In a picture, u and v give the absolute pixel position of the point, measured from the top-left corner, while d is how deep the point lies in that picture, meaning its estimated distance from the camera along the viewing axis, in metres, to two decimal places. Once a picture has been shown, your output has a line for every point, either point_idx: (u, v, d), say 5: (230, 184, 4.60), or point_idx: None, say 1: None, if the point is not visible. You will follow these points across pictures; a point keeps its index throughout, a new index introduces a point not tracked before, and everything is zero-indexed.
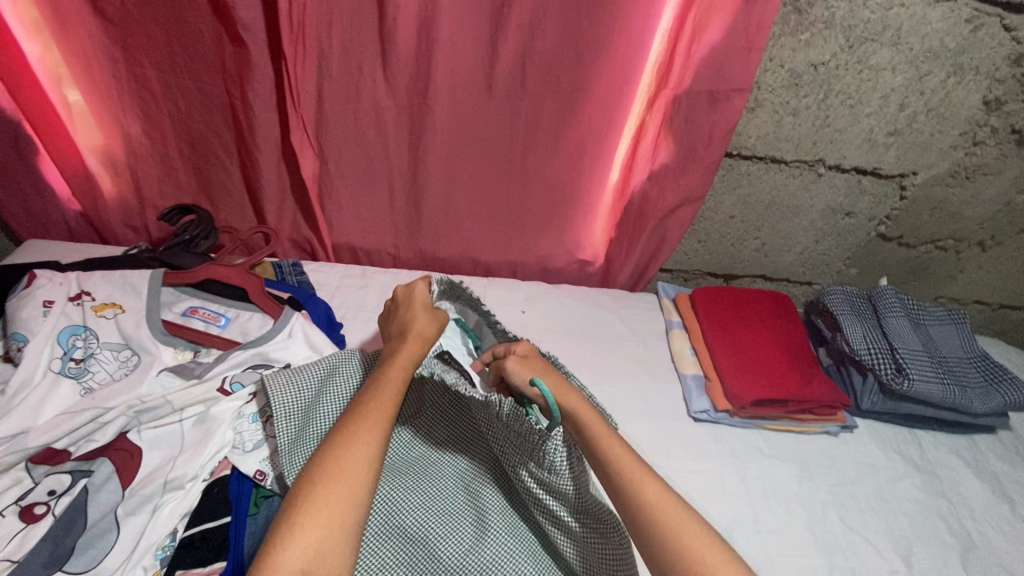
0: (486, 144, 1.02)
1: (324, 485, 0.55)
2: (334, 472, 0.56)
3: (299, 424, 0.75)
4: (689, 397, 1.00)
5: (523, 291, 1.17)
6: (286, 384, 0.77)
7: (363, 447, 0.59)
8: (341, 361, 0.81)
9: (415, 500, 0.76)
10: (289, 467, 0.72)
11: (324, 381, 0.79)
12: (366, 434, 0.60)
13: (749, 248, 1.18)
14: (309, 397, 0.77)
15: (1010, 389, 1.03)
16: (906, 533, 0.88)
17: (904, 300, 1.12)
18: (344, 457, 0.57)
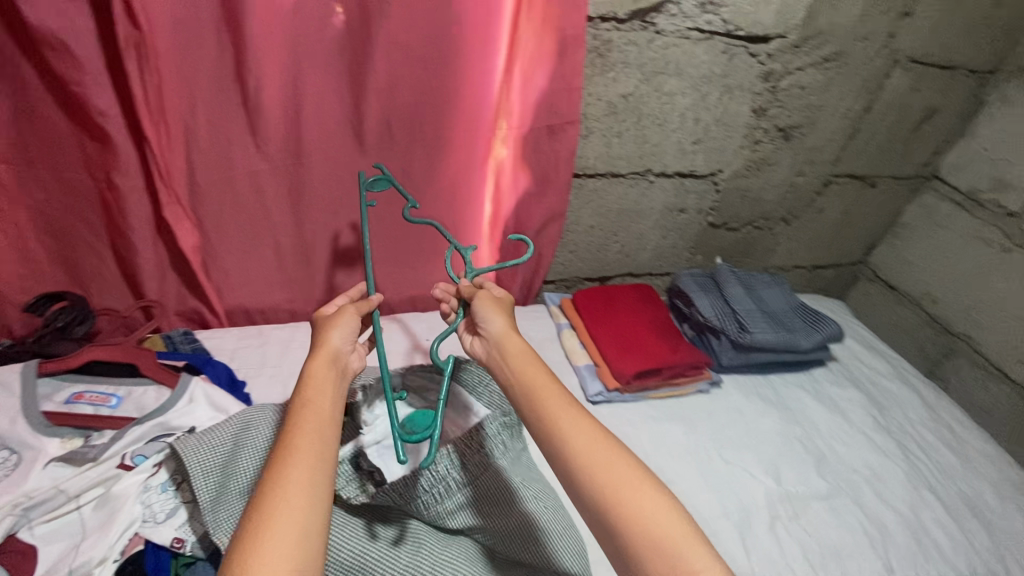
0: (364, 193, 1.11)
1: (270, 524, 0.51)
2: (276, 513, 0.52)
3: (217, 481, 0.75)
4: (584, 383, 1.13)
5: (425, 321, 1.25)
6: (198, 444, 0.76)
7: (307, 476, 0.56)
8: (252, 416, 0.82)
9: (347, 532, 0.76)
10: (216, 523, 0.73)
11: (240, 434, 0.79)
12: (306, 459, 0.58)
13: (612, 251, 1.37)
14: (225, 450, 0.77)
15: (823, 327, 1.30)
16: (773, 457, 1.06)
17: (737, 273, 1.36)
18: (289, 489, 0.54)
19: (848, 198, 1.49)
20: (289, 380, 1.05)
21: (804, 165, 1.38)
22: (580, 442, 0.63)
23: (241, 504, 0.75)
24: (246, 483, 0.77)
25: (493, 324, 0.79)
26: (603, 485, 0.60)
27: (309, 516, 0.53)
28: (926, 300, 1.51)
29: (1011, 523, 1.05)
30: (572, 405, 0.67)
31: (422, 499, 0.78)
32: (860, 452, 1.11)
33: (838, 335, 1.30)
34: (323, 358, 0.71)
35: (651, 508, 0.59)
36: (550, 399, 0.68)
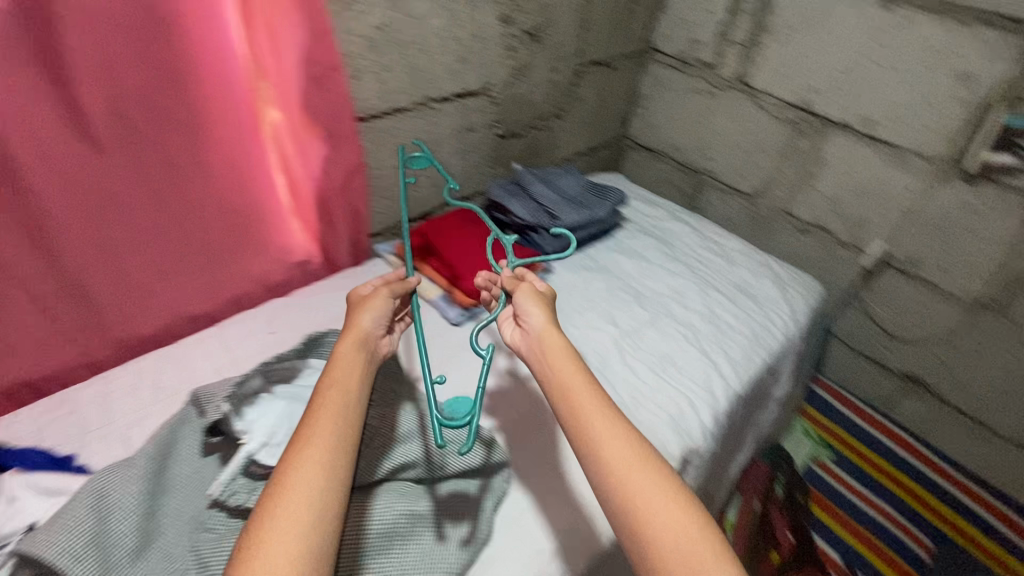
0: (128, 200, 0.95)
1: (278, 518, 0.55)
2: (291, 490, 0.57)
3: (96, 560, 0.68)
4: (444, 312, 1.20)
5: (262, 314, 1.16)
6: (52, 537, 0.67)
7: (316, 468, 0.59)
8: (106, 481, 0.74)
9: None
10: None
11: (98, 504, 0.72)
12: (314, 454, 0.60)
13: (423, 186, 1.41)
14: (91, 527, 0.69)
15: (610, 196, 1.55)
16: (608, 309, 1.29)
17: (535, 172, 1.51)
18: (297, 484, 0.58)
19: (598, 83, 1.72)
20: (132, 434, 0.92)
21: (557, 62, 1.54)
22: (617, 450, 0.66)
23: (140, 563, 0.71)
24: (134, 543, 0.71)
25: (534, 319, 0.79)
26: (631, 491, 0.63)
27: (324, 487, 0.58)
28: (675, 151, 1.87)
29: (763, 290, 1.44)
30: (609, 411, 0.69)
31: None
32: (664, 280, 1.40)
33: (621, 199, 1.58)
34: (354, 341, 0.75)
35: (677, 518, 0.61)
36: (586, 401, 0.70)
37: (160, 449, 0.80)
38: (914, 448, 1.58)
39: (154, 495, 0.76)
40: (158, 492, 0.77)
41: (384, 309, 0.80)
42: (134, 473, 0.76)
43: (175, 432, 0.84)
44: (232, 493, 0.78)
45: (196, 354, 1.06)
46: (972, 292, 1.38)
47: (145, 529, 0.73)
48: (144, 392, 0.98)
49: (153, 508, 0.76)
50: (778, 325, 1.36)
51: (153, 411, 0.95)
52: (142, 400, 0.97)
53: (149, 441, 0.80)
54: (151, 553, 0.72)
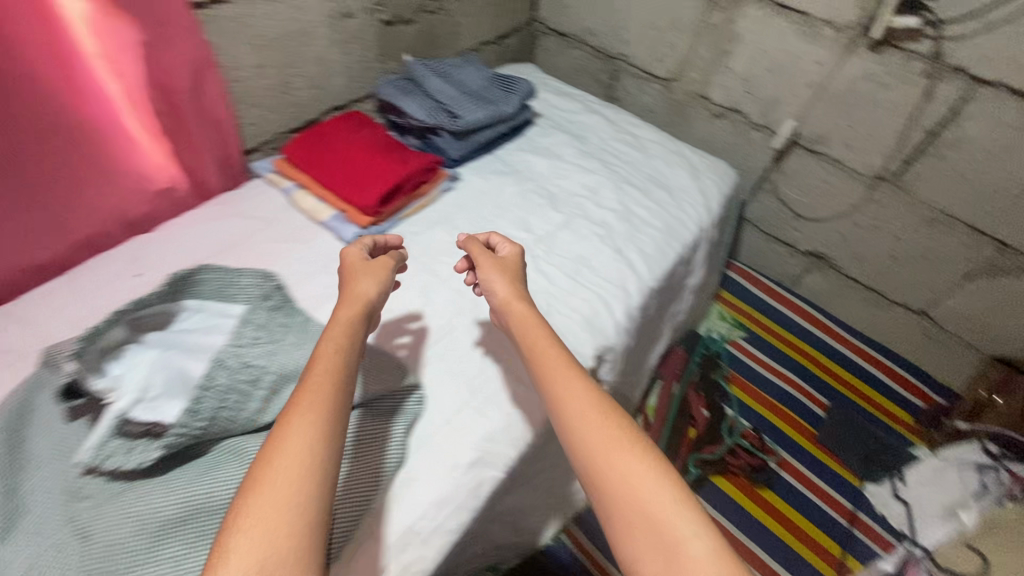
0: None
1: (268, 491, 0.59)
2: (281, 454, 0.62)
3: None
4: (339, 233, 1.09)
5: (124, 256, 1.01)
6: None
7: (319, 384, 0.69)
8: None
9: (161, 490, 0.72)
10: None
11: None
12: (320, 371, 0.71)
13: (301, 89, 1.25)
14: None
15: (518, 87, 1.37)
16: (520, 215, 1.22)
17: (430, 64, 1.31)
18: (289, 449, 0.62)
19: None
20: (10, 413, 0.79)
21: None
22: (599, 425, 0.71)
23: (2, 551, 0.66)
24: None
25: (494, 286, 0.89)
26: (613, 456, 0.68)
27: (317, 445, 0.64)
28: (587, 35, 1.74)
29: (678, 179, 1.40)
30: (585, 378, 0.77)
31: (223, 417, 0.78)
32: (578, 177, 1.34)
33: (531, 90, 1.40)
34: (353, 299, 0.82)
35: (658, 481, 0.66)
36: (575, 385, 0.76)
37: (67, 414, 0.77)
38: (818, 321, 1.70)
39: (15, 473, 0.72)
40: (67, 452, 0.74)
41: (387, 274, 0.87)
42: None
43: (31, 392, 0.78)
44: (108, 457, 0.72)
45: (44, 311, 0.91)
46: (872, 165, 1.41)
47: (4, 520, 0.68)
48: None
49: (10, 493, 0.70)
50: (693, 215, 1.33)
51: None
52: None
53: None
54: (23, 521, 0.68)
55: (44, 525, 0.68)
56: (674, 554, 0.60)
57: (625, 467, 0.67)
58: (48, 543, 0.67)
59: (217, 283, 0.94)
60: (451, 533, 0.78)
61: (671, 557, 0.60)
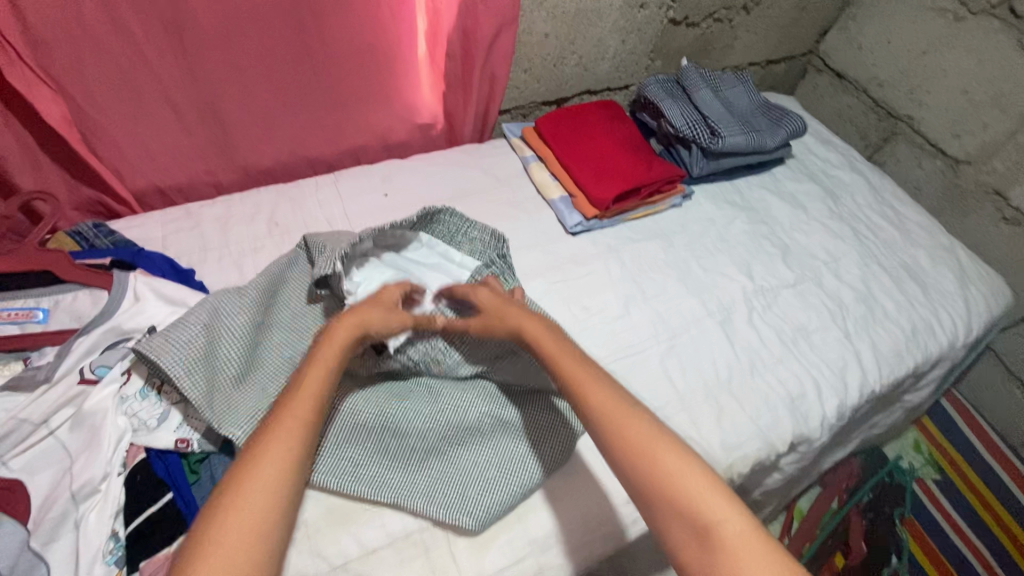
0: (272, 22, 0.93)
1: (236, 511, 0.51)
2: (254, 470, 0.54)
3: (209, 370, 0.72)
4: (562, 216, 1.09)
5: (378, 173, 1.10)
6: (167, 343, 0.70)
7: (307, 397, 0.61)
8: (261, 303, 0.80)
9: (363, 396, 0.78)
10: (215, 415, 0.69)
11: (211, 322, 0.74)
12: (315, 376, 0.63)
13: (570, 65, 1.25)
14: (246, 351, 0.76)
15: (787, 123, 1.24)
16: (745, 257, 1.12)
17: (703, 73, 1.24)
18: (263, 471, 0.54)
19: None
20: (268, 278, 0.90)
21: None
22: (630, 424, 0.65)
23: (237, 395, 0.72)
24: (234, 373, 0.74)
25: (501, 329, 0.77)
26: (659, 472, 0.61)
27: (290, 465, 0.56)
28: (873, 85, 1.53)
29: (938, 280, 1.18)
30: (596, 372, 0.70)
31: (431, 354, 0.80)
32: (819, 239, 1.19)
33: (801, 131, 1.25)
34: (355, 321, 0.70)
35: (703, 484, 0.60)
36: (605, 397, 0.67)
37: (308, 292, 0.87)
38: None
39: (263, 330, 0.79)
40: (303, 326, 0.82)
41: (394, 303, 0.77)
42: (246, 300, 0.79)
43: (291, 267, 0.88)
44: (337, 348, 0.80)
45: (310, 198, 1.02)
46: None
47: (247, 364, 0.75)
48: (259, 225, 0.96)
49: (254, 345, 0.77)
50: (945, 326, 1.12)
51: (266, 243, 0.94)
52: (257, 231, 0.95)
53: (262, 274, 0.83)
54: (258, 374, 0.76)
55: (269, 384, 0.75)
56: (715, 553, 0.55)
57: (666, 481, 0.60)
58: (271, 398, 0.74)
59: (454, 219, 0.97)
60: (594, 559, 0.75)
61: (707, 542, 0.56)
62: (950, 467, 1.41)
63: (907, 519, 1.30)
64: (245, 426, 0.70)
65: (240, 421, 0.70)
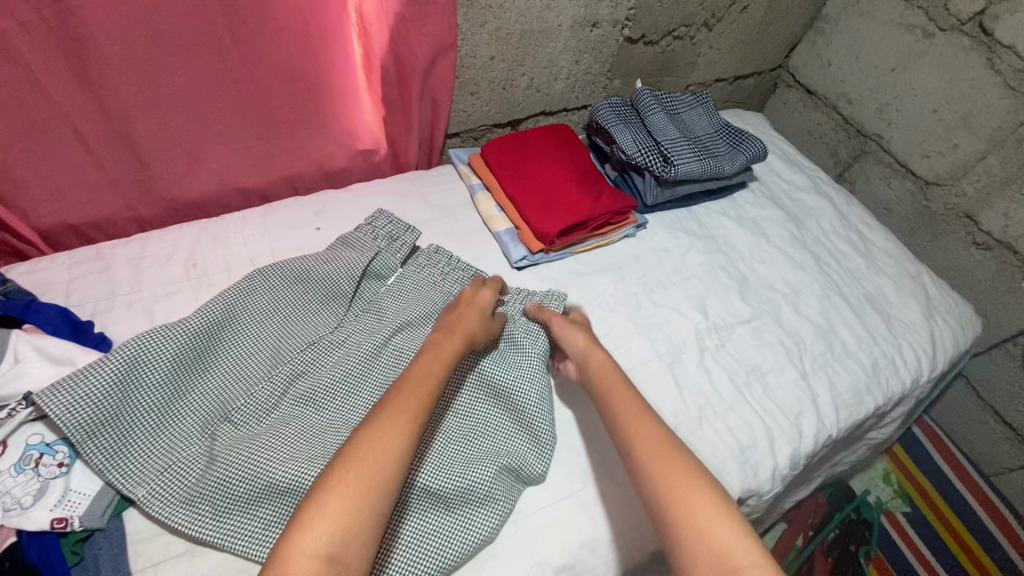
0: (188, 52, 0.87)
1: (351, 476, 0.59)
2: (372, 446, 0.61)
3: (115, 429, 0.68)
4: (506, 250, 1.03)
5: (311, 206, 1.04)
6: (75, 399, 0.66)
7: (422, 388, 0.69)
8: (196, 344, 0.76)
9: (285, 452, 0.71)
10: (117, 476, 0.67)
11: (124, 374, 0.69)
12: (430, 377, 0.71)
13: (520, 87, 1.19)
14: (167, 398, 0.72)
15: (746, 147, 1.19)
16: (699, 291, 1.06)
17: (660, 95, 1.19)
18: (380, 445, 0.61)
19: None
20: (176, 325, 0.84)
21: None
22: (663, 463, 0.68)
23: (150, 449, 0.70)
24: (149, 425, 0.71)
25: (571, 341, 0.85)
26: (684, 509, 0.64)
27: (400, 445, 0.62)
28: (843, 101, 1.48)
29: (903, 311, 1.14)
30: (643, 410, 0.75)
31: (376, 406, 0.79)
32: (779, 269, 1.13)
33: (762, 154, 1.21)
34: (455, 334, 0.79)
35: (725, 524, 0.62)
36: (647, 432, 0.72)
37: (249, 325, 0.82)
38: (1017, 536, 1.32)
39: (190, 378, 0.75)
40: (242, 368, 0.79)
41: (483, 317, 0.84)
42: (170, 346, 0.73)
43: (243, 296, 0.83)
44: (271, 392, 0.78)
45: (233, 235, 0.97)
46: None
47: (166, 413, 0.72)
48: (175, 266, 0.91)
49: (175, 396, 0.73)
50: (909, 362, 1.07)
51: (181, 287, 0.89)
52: (172, 273, 0.90)
53: (197, 313, 0.77)
54: (174, 426, 0.72)
55: (186, 436, 0.72)
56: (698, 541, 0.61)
57: (693, 521, 0.63)
58: (182, 455, 0.70)
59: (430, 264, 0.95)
60: None
61: None
62: (923, 501, 1.36)
63: (876, 554, 1.25)
64: (149, 485, 0.68)
65: (145, 481, 0.68)
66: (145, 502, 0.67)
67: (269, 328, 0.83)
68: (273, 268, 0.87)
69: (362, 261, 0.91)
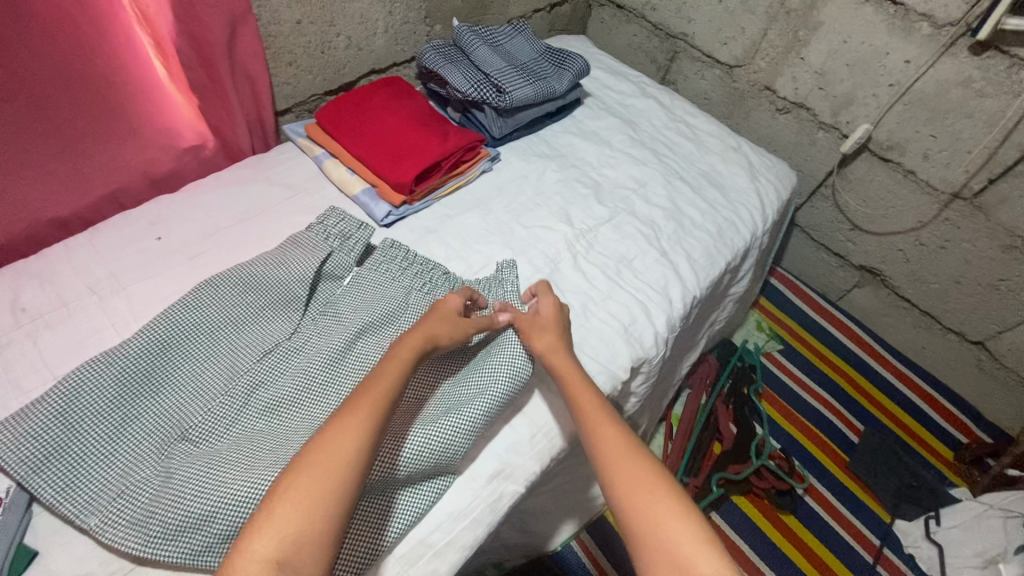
0: None
1: (298, 488, 0.59)
2: (322, 454, 0.62)
3: (64, 460, 0.68)
4: (369, 211, 1.03)
5: (144, 216, 0.96)
6: (16, 438, 0.68)
7: (380, 388, 0.70)
8: (138, 369, 0.76)
9: (250, 463, 0.69)
10: (73, 504, 0.67)
11: (67, 408, 0.71)
12: (387, 374, 0.72)
13: (340, 48, 1.16)
14: (114, 426, 0.72)
15: (570, 64, 1.27)
16: (562, 205, 1.14)
17: (479, 30, 1.22)
18: (329, 453, 0.62)
19: None
20: (18, 376, 0.76)
21: None
22: (621, 462, 0.70)
23: (103, 476, 0.69)
24: (99, 453, 0.70)
25: (536, 342, 0.83)
26: (635, 506, 0.65)
27: (355, 454, 0.63)
28: (648, 9, 1.60)
29: (733, 179, 1.30)
30: (608, 411, 0.77)
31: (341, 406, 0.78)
32: (626, 169, 1.24)
33: (586, 68, 1.30)
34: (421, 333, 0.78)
35: (677, 522, 0.63)
36: (607, 427, 0.74)
37: (199, 340, 0.81)
38: (863, 341, 1.60)
39: (138, 401, 0.74)
40: (199, 385, 0.77)
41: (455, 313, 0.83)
42: (113, 372, 0.74)
43: (187, 311, 0.81)
44: (229, 403, 0.76)
45: (59, 267, 0.87)
46: (949, 182, 1.28)
47: (116, 439, 0.71)
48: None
49: (124, 421, 0.73)
50: (746, 220, 1.23)
51: (11, 336, 0.79)
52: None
53: (139, 334, 0.77)
54: (122, 451, 0.71)
55: (142, 457, 0.71)
56: (657, 537, 0.62)
57: (646, 519, 0.64)
58: (138, 476, 0.69)
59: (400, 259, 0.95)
60: (465, 549, 0.73)
61: None
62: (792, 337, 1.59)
63: (764, 392, 1.47)
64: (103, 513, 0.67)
65: (99, 509, 0.67)
66: (97, 530, 0.65)
67: (221, 340, 0.81)
68: (220, 278, 0.86)
69: (313, 262, 0.89)
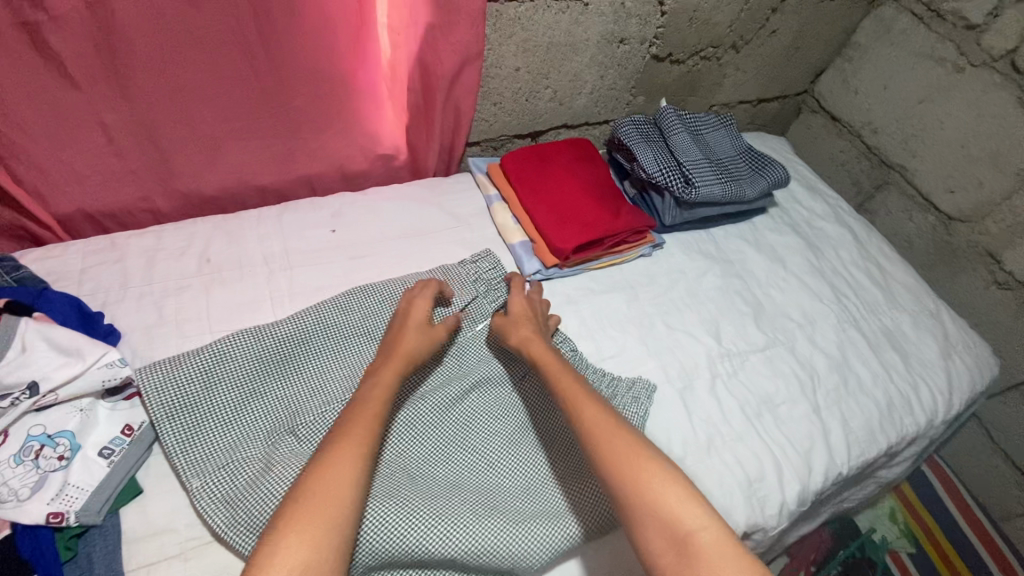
0: (217, 50, 0.87)
1: (301, 518, 0.57)
2: (321, 481, 0.60)
3: (192, 416, 0.73)
4: (520, 264, 1.02)
5: (328, 207, 1.04)
6: (164, 381, 0.74)
7: (368, 413, 0.68)
8: (278, 352, 0.80)
9: None
10: (185, 458, 0.71)
11: (212, 368, 0.76)
12: (374, 401, 0.70)
13: (543, 99, 1.18)
14: (241, 398, 0.76)
15: (768, 172, 1.18)
16: (714, 317, 1.04)
17: (683, 115, 1.18)
18: (327, 483, 0.60)
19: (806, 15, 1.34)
20: (185, 321, 0.84)
21: None
22: (660, 509, 0.62)
23: (217, 442, 0.73)
24: (221, 418, 0.74)
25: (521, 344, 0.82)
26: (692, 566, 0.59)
27: (351, 479, 0.61)
28: (867, 130, 1.46)
29: (921, 348, 1.11)
30: (623, 433, 0.69)
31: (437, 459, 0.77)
32: (796, 298, 1.11)
33: (783, 180, 1.20)
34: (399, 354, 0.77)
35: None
36: (626, 462, 0.66)
37: (336, 343, 0.84)
38: None
39: (267, 381, 0.78)
40: (320, 386, 0.80)
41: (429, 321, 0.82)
42: (256, 347, 0.79)
43: (336, 312, 0.85)
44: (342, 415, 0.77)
45: (248, 232, 0.96)
46: None
47: (238, 410, 0.75)
48: (188, 261, 0.90)
49: (250, 396, 0.77)
50: (925, 402, 1.04)
51: (193, 282, 0.88)
52: (185, 268, 0.89)
53: (289, 321, 0.82)
54: (239, 425, 0.75)
55: (253, 436, 0.74)
56: None
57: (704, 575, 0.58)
58: (244, 455, 0.72)
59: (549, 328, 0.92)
60: None
61: None
62: (931, 544, 1.32)
63: None
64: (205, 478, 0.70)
65: (204, 473, 0.70)
66: (196, 494, 0.69)
67: (353, 348, 0.84)
68: (371, 288, 0.89)
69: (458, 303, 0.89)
